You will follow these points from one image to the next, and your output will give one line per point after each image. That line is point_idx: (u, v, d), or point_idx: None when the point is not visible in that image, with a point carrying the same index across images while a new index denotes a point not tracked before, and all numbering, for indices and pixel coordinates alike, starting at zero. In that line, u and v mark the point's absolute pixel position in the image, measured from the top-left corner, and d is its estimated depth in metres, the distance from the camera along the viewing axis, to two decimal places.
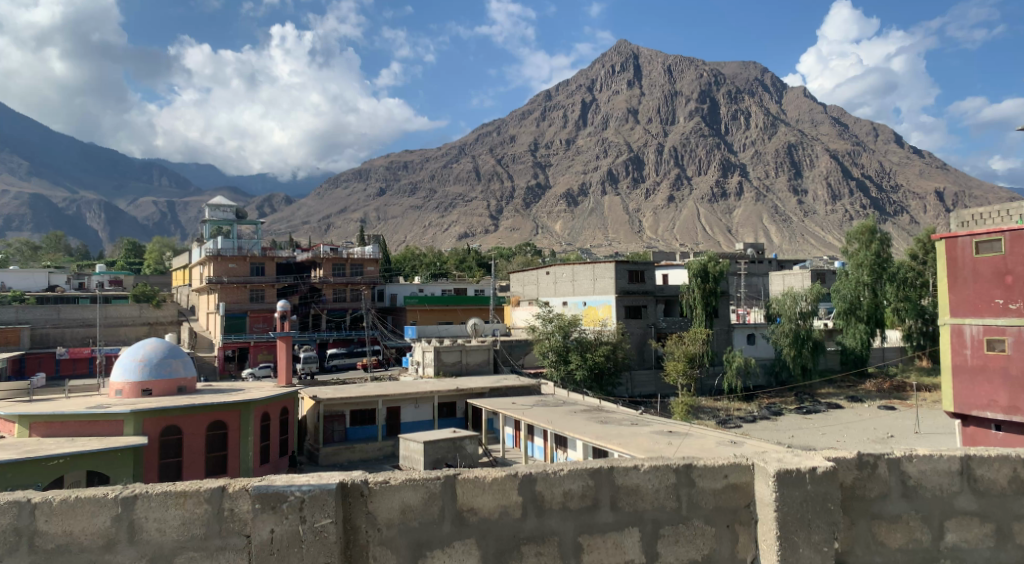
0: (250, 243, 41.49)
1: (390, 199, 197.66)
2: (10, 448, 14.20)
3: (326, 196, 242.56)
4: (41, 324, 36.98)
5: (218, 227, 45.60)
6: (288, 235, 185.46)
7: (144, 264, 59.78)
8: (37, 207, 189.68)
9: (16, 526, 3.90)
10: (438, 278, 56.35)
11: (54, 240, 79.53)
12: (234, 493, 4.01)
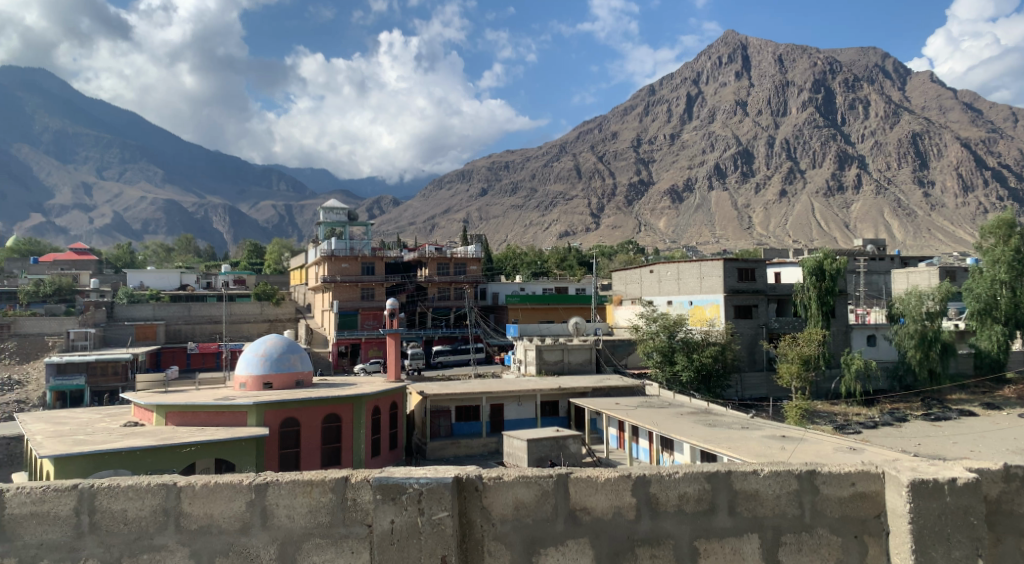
0: (361, 243, 43.08)
1: (492, 200, 200.06)
2: (149, 435, 15.41)
3: (430, 197, 248.18)
4: (174, 320, 39.91)
5: (331, 228, 47.68)
6: (395, 235, 191.43)
7: (264, 264, 63.37)
8: (171, 213, 205.19)
9: (162, 507, 4.16)
10: (540, 277, 56.47)
11: (186, 242, 85.41)
12: (356, 483, 4.17)
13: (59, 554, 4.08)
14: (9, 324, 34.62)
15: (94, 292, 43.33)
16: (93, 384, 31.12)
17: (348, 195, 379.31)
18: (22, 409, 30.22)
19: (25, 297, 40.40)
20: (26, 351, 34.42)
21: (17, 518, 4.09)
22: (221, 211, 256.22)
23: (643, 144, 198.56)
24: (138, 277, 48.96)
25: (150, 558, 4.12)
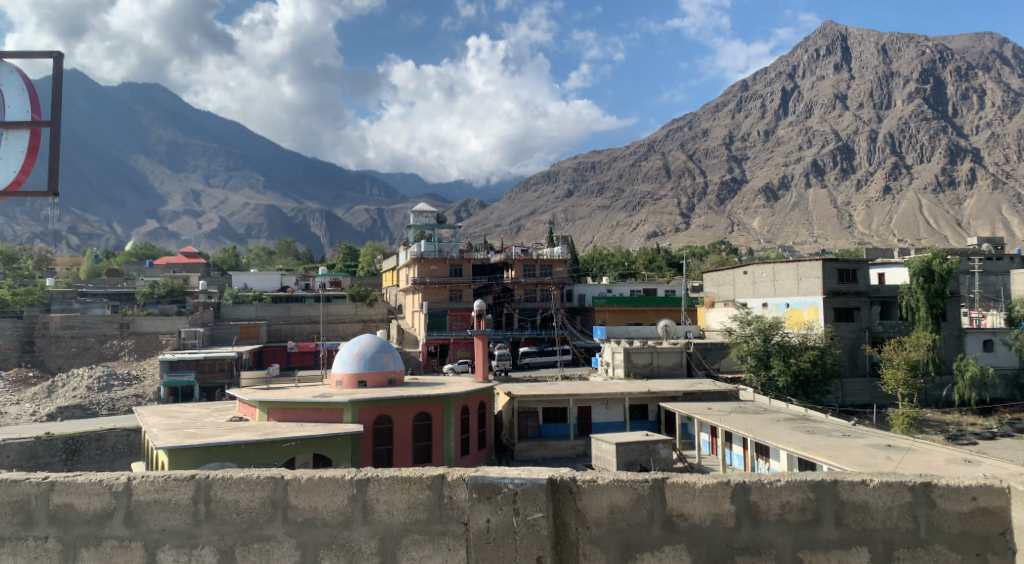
0: (449, 246, 43.83)
1: (579, 201, 199.00)
2: (252, 430, 16.15)
3: (517, 199, 249.33)
4: (275, 320, 41.81)
5: (421, 231, 48.80)
6: (482, 238, 193.72)
7: (358, 266, 65.47)
8: (272, 218, 215.11)
9: (271, 499, 4.30)
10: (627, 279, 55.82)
11: (285, 245, 89.08)
12: (452, 482, 4.23)
13: (179, 541, 4.28)
14: (128, 323, 37.04)
15: (203, 294, 45.93)
16: (202, 381, 33.02)
17: (436, 199, 385.93)
18: (140, 402, 32.37)
19: (142, 298, 43.29)
20: (142, 348, 36.78)
21: (141, 505, 4.31)
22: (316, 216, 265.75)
23: (735, 142, 192.73)
24: (242, 279, 51.66)
25: (260, 549, 4.27)
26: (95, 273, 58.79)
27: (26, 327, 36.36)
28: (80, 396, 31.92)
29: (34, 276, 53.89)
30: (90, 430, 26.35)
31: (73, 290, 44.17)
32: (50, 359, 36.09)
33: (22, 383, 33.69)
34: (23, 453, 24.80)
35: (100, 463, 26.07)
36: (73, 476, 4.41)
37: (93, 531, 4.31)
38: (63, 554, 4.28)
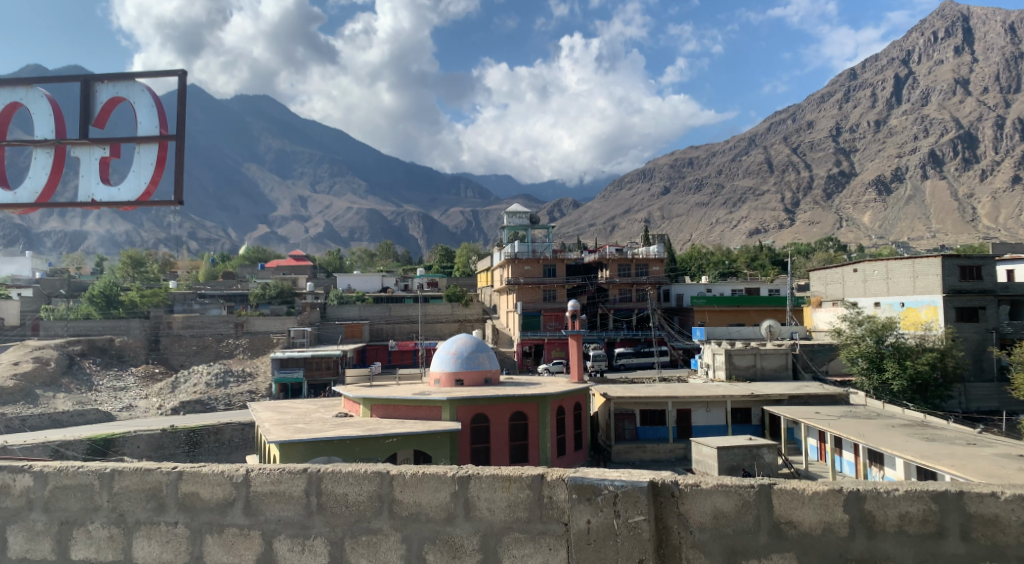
0: (543, 246, 43.99)
1: (676, 198, 194.65)
2: (356, 425, 16.78)
3: (611, 198, 246.44)
4: (377, 320, 43.23)
5: (515, 232, 49.18)
6: (576, 237, 192.86)
7: (455, 268, 66.66)
8: (372, 220, 221.99)
9: (378, 494, 4.43)
10: (727, 279, 54.17)
11: (386, 248, 91.82)
12: (552, 482, 4.24)
13: (293, 531, 4.45)
14: (242, 323, 39.27)
15: (309, 294, 48.05)
16: (309, 378, 34.59)
17: (529, 199, 386.91)
18: (254, 398, 34.30)
19: (255, 299, 45.74)
20: (255, 347, 38.83)
21: (258, 495, 4.50)
22: (413, 219, 272.11)
23: (843, 132, 182.99)
24: (346, 280, 53.78)
25: (367, 541, 4.38)
26: (213, 276, 62.63)
27: (152, 326, 39.15)
28: (200, 392, 34.10)
29: (159, 279, 57.99)
30: (209, 424, 28.12)
31: (193, 292, 47.20)
32: (173, 357, 38.58)
33: (149, 377, 36.28)
34: (150, 444, 26.74)
35: (218, 455, 27.74)
36: (199, 465, 4.65)
37: (216, 518, 4.51)
38: (191, 539, 4.51)
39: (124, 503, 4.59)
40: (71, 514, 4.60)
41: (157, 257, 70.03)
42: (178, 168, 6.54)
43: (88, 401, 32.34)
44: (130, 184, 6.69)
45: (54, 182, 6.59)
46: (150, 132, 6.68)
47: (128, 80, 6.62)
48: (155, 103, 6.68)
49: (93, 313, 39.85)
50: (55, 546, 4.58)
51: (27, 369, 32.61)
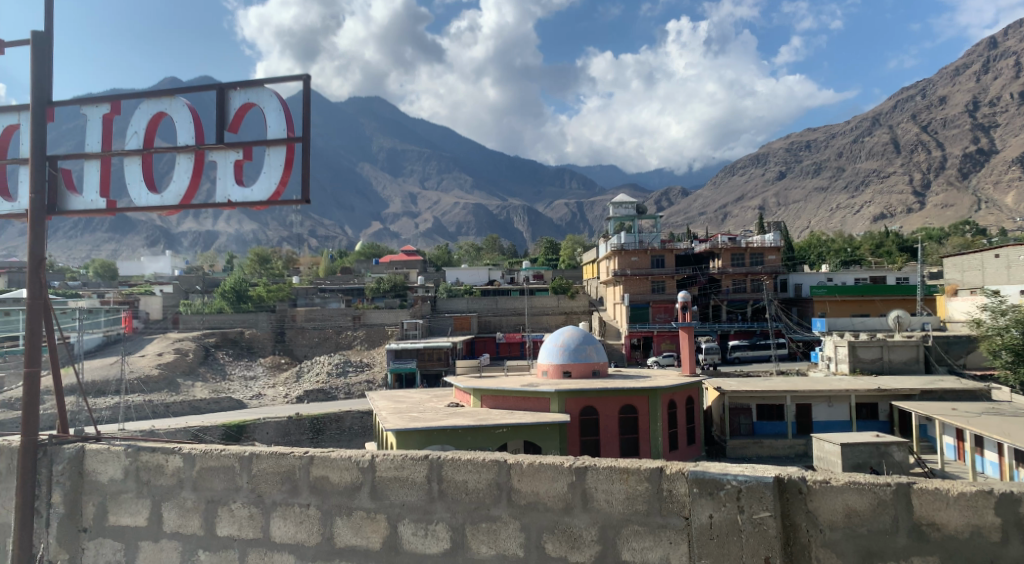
0: (650, 237, 43.40)
1: (791, 184, 185.80)
2: (469, 415, 17.22)
3: (721, 186, 238.43)
4: (485, 313, 43.99)
5: (621, 223, 48.81)
6: (684, 227, 188.21)
7: (560, 260, 66.73)
8: (477, 214, 225.23)
9: (496, 481, 4.49)
10: (849, 267, 51.26)
11: (493, 242, 93.04)
12: (672, 475, 4.18)
13: (416, 515, 4.56)
14: (359, 316, 41.02)
15: (420, 288, 49.54)
16: (422, 368, 35.64)
17: (633, 188, 379.62)
18: (371, 388, 35.76)
19: (370, 292, 47.69)
20: (371, 338, 40.30)
21: (383, 481, 4.65)
22: (518, 213, 273.84)
23: (981, 106, 168.28)
24: (454, 274, 55.13)
25: (488, 529, 4.45)
26: (331, 271, 65.69)
27: (278, 319, 41.59)
28: (322, 381, 35.94)
29: (282, 274, 61.48)
30: (331, 412, 29.57)
31: (315, 287, 49.74)
32: (297, 348, 40.63)
33: (276, 367, 38.54)
34: (278, 430, 28.41)
35: (340, 442, 29.10)
36: (329, 450, 4.86)
37: (345, 501, 4.69)
38: (322, 519, 4.71)
39: (262, 485, 4.85)
40: (216, 493, 4.91)
41: (281, 254, 74.22)
42: (306, 168, 6.88)
43: (222, 389, 34.75)
44: (262, 185, 7.11)
45: (195, 185, 7.05)
46: (278, 135, 7.05)
47: (257, 86, 6.98)
48: (283, 107, 7.03)
49: (225, 307, 42.79)
50: (203, 522, 4.90)
51: (169, 359, 35.51)
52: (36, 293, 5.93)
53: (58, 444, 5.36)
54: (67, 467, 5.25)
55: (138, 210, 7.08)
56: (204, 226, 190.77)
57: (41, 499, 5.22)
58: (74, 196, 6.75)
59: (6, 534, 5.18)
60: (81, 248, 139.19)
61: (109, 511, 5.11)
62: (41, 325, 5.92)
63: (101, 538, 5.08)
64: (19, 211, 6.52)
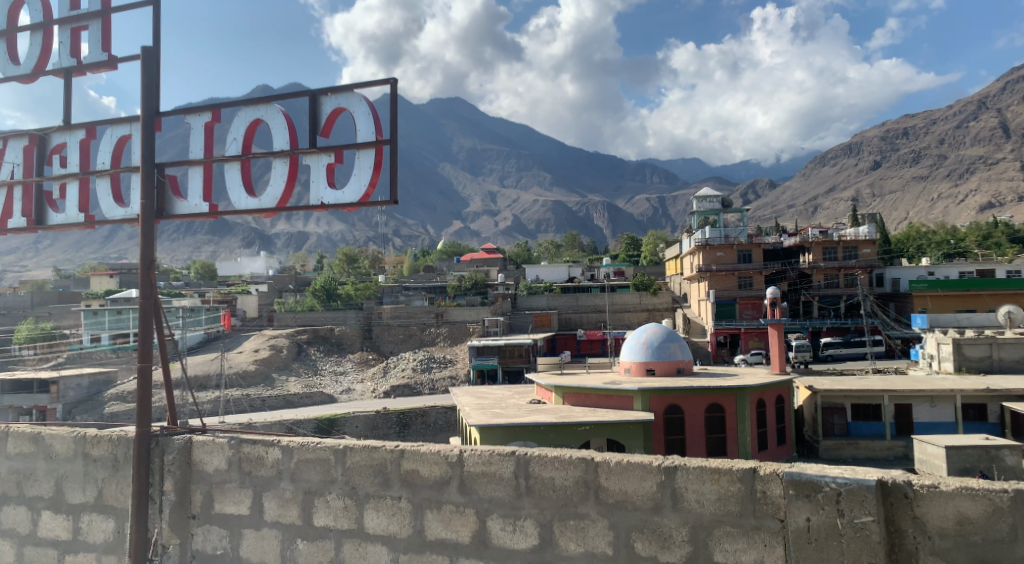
0: (736, 231, 42.27)
1: (887, 172, 176.45)
2: (552, 412, 17.27)
3: (810, 176, 228.95)
4: (565, 310, 43.93)
5: (705, 217, 47.75)
6: (771, 219, 181.92)
7: (642, 256, 65.87)
8: (556, 211, 224.74)
9: (584, 479, 4.46)
10: (953, 260, 48.34)
11: (572, 239, 92.69)
12: (766, 476, 4.05)
13: (504, 511, 4.60)
14: (442, 313, 41.71)
15: (501, 286, 49.99)
16: (504, 364, 36.01)
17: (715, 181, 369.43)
18: (454, 383, 36.33)
19: (452, 290, 48.44)
20: (453, 335, 40.83)
21: (472, 476, 4.71)
22: (597, 210, 271.77)
23: None
24: (535, 272, 55.32)
25: (576, 526, 4.43)
26: (415, 270, 66.97)
27: (365, 317, 42.84)
28: (408, 376, 36.81)
29: (368, 273, 63.28)
30: (417, 407, 30.21)
31: (399, 285, 50.86)
32: (383, 344, 41.68)
33: (363, 363, 39.69)
34: (367, 424, 29.30)
35: (425, 436, 29.72)
36: (418, 444, 4.96)
37: (434, 495, 4.78)
38: (413, 512, 4.80)
39: (356, 477, 4.99)
40: (313, 485, 5.10)
41: (367, 254, 76.35)
42: (394, 169, 7.04)
43: (314, 384, 36.09)
44: (353, 187, 7.33)
45: (290, 188, 7.33)
46: (367, 138, 7.25)
47: (347, 92, 7.22)
48: (371, 111, 7.23)
49: (316, 306, 44.27)
50: (301, 513, 5.10)
51: (264, 355, 37.19)
52: (148, 294, 6.30)
53: (169, 436, 5.70)
54: (176, 457, 5.56)
55: (238, 213, 7.43)
56: (293, 227, 198.28)
57: (154, 486, 5.56)
58: (180, 201, 7.14)
59: (124, 519, 5.54)
60: (184, 252, 147.61)
61: (215, 499, 5.38)
62: (152, 325, 6.27)
63: (209, 525, 5.37)
64: (132, 217, 6.95)
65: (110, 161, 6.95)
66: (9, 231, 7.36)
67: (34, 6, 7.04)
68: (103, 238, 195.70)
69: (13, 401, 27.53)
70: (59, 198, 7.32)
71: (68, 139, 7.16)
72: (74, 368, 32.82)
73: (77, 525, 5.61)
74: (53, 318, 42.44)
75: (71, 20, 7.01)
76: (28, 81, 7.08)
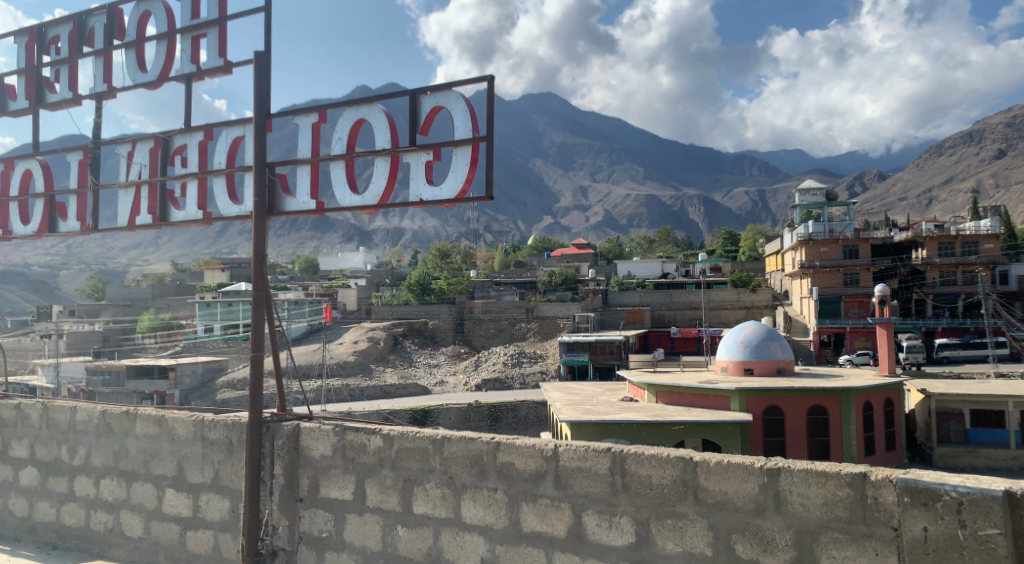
0: (842, 225, 40.55)
1: (1013, 160, 162.97)
2: (645, 410, 17.07)
3: (925, 167, 214.47)
4: (659, 306, 43.20)
5: (808, 211, 45.86)
6: (880, 213, 171.79)
7: (739, 251, 63.86)
8: (648, 206, 220.96)
9: (682, 478, 4.38)
10: None
11: (665, 234, 90.69)
12: (878, 482, 3.86)
13: (600, 507, 4.57)
14: (532, 309, 41.83)
15: (591, 281, 49.77)
16: (595, 361, 35.86)
17: (816, 172, 352.84)
18: (545, 378, 36.47)
19: (543, 286, 48.59)
20: (544, 330, 40.96)
21: (566, 470, 4.71)
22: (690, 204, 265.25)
23: None
24: (627, 267, 54.83)
25: (674, 525, 4.35)
26: (506, 265, 67.49)
27: (457, 311, 43.59)
28: (499, 370, 37.29)
29: (460, 268, 64.30)
30: (508, 401, 30.49)
31: (490, 281, 51.44)
32: (475, 338, 42.28)
33: (456, 356, 40.36)
34: (459, 416, 29.85)
35: (516, 430, 29.98)
36: (514, 437, 5.00)
37: (530, 488, 4.81)
38: (509, 504, 4.86)
39: (453, 467, 5.09)
40: (412, 473, 5.23)
41: (460, 249, 77.54)
42: (490, 166, 7.09)
43: (409, 375, 37.09)
44: (449, 184, 7.42)
45: (390, 185, 7.53)
46: (464, 135, 7.36)
47: (445, 90, 7.36)
48: (468, 108, 7.35)
49: (411, 300, 45.41)
50: (401, 500, 5.24)
51: (363, 347, 38.51)
52: (259, 287, 6.63)
53: (278, 422, 5.98)
54: (285, 442, 5.83)
55: (343, 210, 7.71)
56: (388, 223, 203.67)
57: (265, 470, 5.85)
58: (289, 198, 7.47)
59: (238, 499, 5.84)
60: (289, 247, 154.75)
61: (321, 484, 5.63)
62: (263, 316, 6.59)
63: (315, 509, 5.61)
64: (245, 213, 7.33)
65: (225, 161, 7.34)
66: (137, 227, 7.92)
67: (159, 16, 7.53)
68: (216, 233, 207.83)
69: (136, 385, 30.30)
70: (181, 196, 7.81)
71: (189, 141, 7.67)
72: (190, 356, 35.09)
73: (197, 503, 5.98)
74: (171, 309, 45.41)
75: (191, 29, 7.48)
76: (154, 87, 7.59)
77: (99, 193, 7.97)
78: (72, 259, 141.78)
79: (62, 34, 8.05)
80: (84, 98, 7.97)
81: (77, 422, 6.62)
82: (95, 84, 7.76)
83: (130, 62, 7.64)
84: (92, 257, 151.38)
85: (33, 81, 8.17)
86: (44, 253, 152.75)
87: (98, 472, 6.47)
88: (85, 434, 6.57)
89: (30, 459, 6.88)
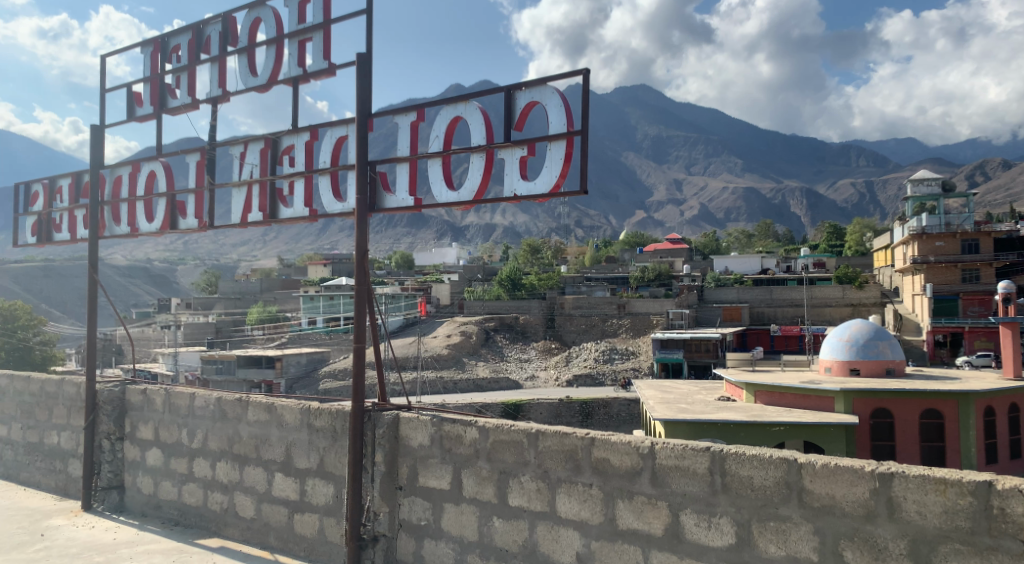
0: (960, 217, 37.84)
1: None
2: (742, 410, 16.62)
3: None
4: (757, 303, 41.76)
5: (921, 203, 43.10)
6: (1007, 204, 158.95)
7: (845, 246, 60.86)
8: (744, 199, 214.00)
9: (786, 480, 4.21)
10: None
11: (765, 227, 87.39)
12: (1004, 491, 3.59)
13: (699, 506, 4.46)
14: (625, 304, 41.37)
15: (685, 277, 48.78)
16: (689, 359, 35.19)
17: (928, 161, 331.43)
18: (637, 374, 36.04)
19: (635, 281, 48.03)
20: (636, 327, 40.55)
21: (664, 468, 4.62)
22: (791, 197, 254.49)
23: None
24: (723, 263, 53.46)
25: (776, 528, 4.20)
26: (597, 261, 67.01)
27: (549, 306, 43.66)
28: (591, 366, 37.20)
29: (552, 264, 64.38)
30: (601, 398, 30.37)
31: (582, 276, 51.28)
32: (566, 333, 42.27)
33: (547, 351, 40.47)
34: (551, 411, 29.97)
35: (609, 426, 29.84)
36: (609, 433, 4.95)
37: (626, 485, 4.75)
38: (605, 500, 4.82)
39: (548, 461, 5.11)
40: (507, 466, 5.29)
41: (552, 244, 77.66)
42: (584, 160, 7.00)
43: (500, 369, 37.57)
44: (544, 178, 7.42)
45: (485, 180, 7.59)
46: (559, 130, 7.32)
47: (540, 86, 7.36)
48: (563, 103, 7.31)
49: (502, 294, 45.85)
50: (497, 492, 5.31)
51: (456, 340, 39.25)
52: (360, 281, 6.83)
53: (379, 411, 6.12)
54: (386, 431, 5.95)
55: (439, 206, 7.86)
56: (478, 219, 205.98)
57: (367, 458, 6.00)
58: (389, 195, 7.68)
59: (341, 485, 6.05)
60: (386, 243, 159.67)
61: (420, 473, 5.77)
62: (365, 309, 6.79)
63: (414, 496, 5.76)
64: (348, 211, 7.58)
65: (330, 160, 7.61)
66: (249, 224, 8.37)
67: (269, 21, 7.90)
68: (318, 229, 216.91)
69: (245, 374, 32.12)
70: (288, 194, 8.18)
71: (296, 141, 8.03)
72: (295, 347, 36.84)
73: (303, 487, 6.26)
74: (277, 302, 47.70)
75: (299, 33, 7.81)
76: (264, 90, 7.97)
77: (214, 192, 8.47)
78: (189, 254, 151.30)
79: (183, 43, 8.60)
80: (201, 103, 8.48)
81: (196, 407, 7.05)
82: (211, 88, 8.23)
83: (242, 67, 8.07)
84: (204, 252, 160.97)
85: (157, 88, 8.78)
86: (165, 250, 163.96)
87: (214, 454, 6.88)
88: (202, 419, 6.99)
89: (155, 441, 7.41)
